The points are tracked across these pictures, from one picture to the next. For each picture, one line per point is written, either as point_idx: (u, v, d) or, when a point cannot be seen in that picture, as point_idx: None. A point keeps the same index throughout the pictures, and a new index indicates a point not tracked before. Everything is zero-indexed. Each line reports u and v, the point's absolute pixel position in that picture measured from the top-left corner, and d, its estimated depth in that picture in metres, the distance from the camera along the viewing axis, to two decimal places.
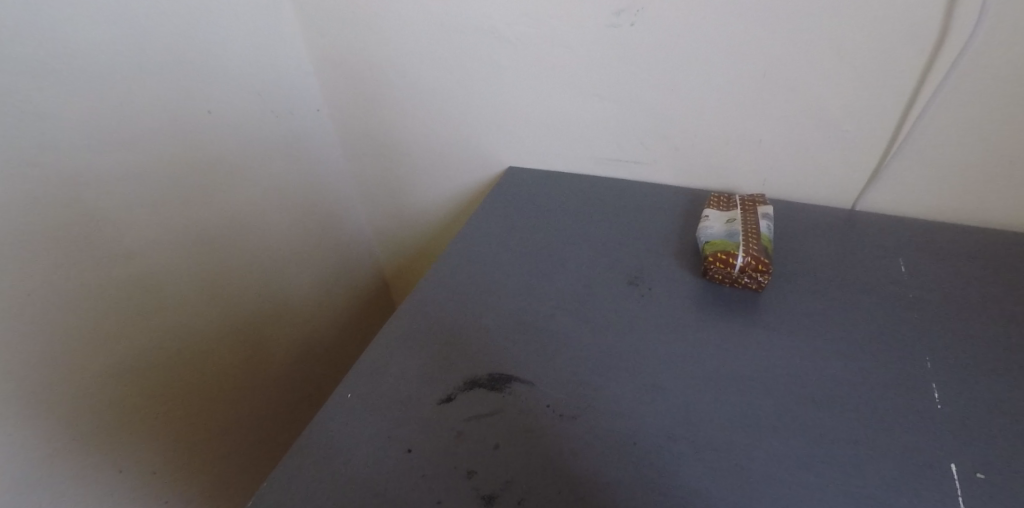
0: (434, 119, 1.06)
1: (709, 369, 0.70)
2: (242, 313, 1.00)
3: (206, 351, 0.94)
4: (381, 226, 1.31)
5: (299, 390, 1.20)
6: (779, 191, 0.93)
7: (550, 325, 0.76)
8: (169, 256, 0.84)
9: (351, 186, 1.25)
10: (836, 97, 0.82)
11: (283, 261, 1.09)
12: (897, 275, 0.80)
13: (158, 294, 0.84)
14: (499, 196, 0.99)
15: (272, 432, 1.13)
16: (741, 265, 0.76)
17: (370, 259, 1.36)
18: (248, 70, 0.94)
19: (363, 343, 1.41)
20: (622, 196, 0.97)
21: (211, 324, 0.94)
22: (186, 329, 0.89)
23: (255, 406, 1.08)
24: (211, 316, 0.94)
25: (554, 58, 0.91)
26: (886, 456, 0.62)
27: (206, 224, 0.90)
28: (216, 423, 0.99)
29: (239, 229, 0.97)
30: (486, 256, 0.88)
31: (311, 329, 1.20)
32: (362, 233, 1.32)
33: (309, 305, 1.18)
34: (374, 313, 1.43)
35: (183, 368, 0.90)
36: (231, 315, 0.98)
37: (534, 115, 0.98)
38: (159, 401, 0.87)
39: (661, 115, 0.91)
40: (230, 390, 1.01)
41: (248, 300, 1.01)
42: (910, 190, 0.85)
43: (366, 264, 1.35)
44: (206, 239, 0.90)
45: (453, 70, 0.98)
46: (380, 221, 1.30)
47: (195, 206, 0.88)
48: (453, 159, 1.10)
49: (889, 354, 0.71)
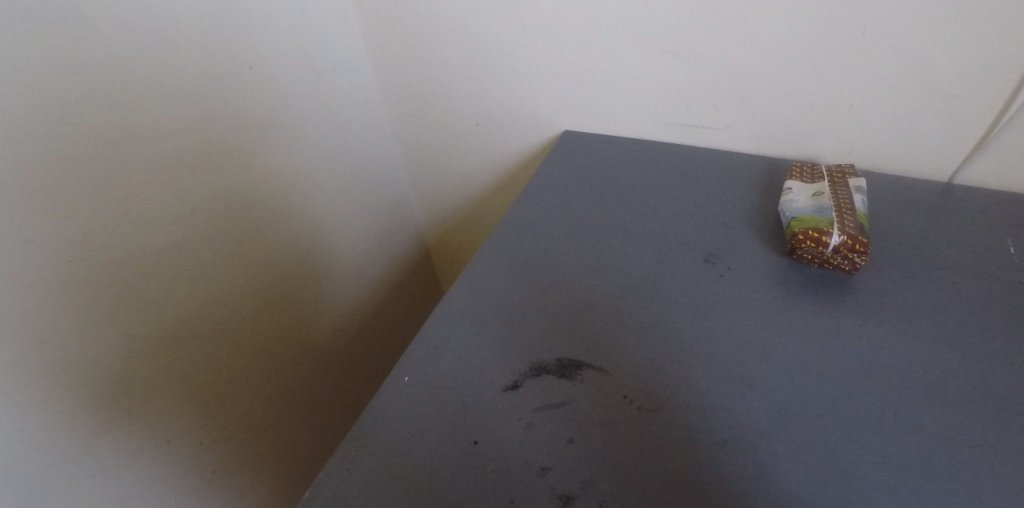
0: (487, 78, 0.98)
1: (800, 358, 0.64)
2: (285, 281, 0.96)
3: (251, 322, 0.90)
4: (424, 192, 1.25)
5: (344, 361, 1.16)
6: (866, 161, 0.85)
7: (619, 306, 0.70)
8: (211, 220, 0.79)
9: (397, 151, 1.18)
10: (947, 57, 0.72)
11: (329, 230, 1.04)
12: (1005, 257, 0.72)
13: (201, 262, 0.79)
14: (557, 163, 0.92)
15: (322, 406, 1.10)
16: (835, 244, 0.69)
17: (413, 227, 1.30)
18: (289, 21, 0.86)
19: (409, 316, 1.37)
20: (691, 165, 0.89)
21: (253, 292, 0.89)
22: (228, 297, 0.85)
23: (300, 376, 1.03)
24: (255, 285, 0.89)
25: (625, 10, 0.82)
26: (1010, 460, 0.55)
27: (249, 189, 0.85)
28: (264, 396, 0.96)
29: (284, 195, 0.92)
30: (545, 228, 0.81)
31: (358, 301, 1.16)
32: (407, 201, 1.26)
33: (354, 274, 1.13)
34: (419, 285, 1.39)
35: (227, 338, 0.86)
36: (274, 284, 0.93)
37: (599, 75, 0.90)
38: (204, 370, 0.83)
39: (741, 76, 0.82)
40: (275, 359, 0.96)
41: (292, 268, 0.96)
42: (1021, 164, 0.76)
43: (411, 234, 1.30)
44: (248, 204, 0.85)
45: (509, 23, 0.89)
46: (425, 189, 1.24)
47: (237, 167, 0.82)
48: (505, 123, 1.03)
49: (1003, 345, 0.64)
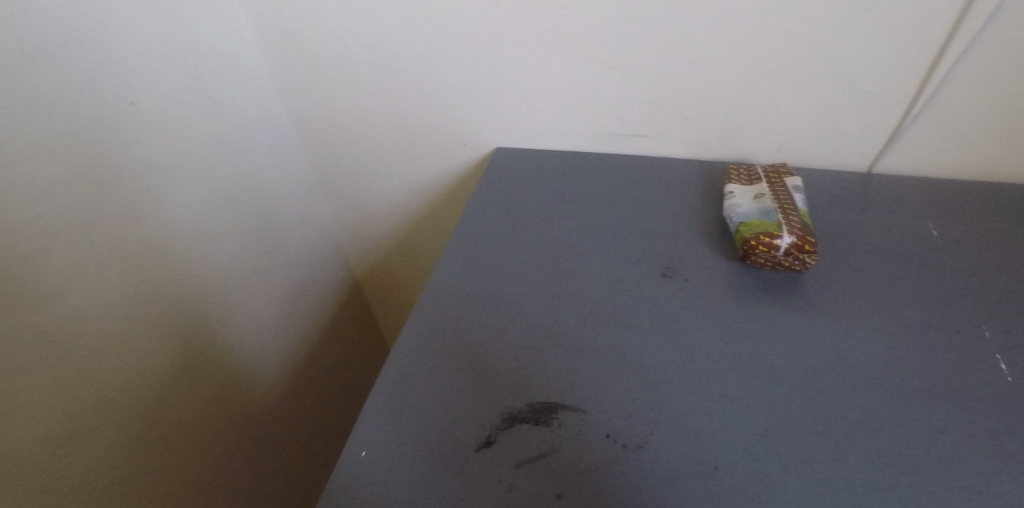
0: (408, 98, 0.91)
1: (772, 366, 0.63)
2: (200, 343, 0.84)
3: (162, 396, 0.78)
4: (347, 223, 1.15)
5: (276, 419, 1.05)
6: (795, 158, 0.87)
7: (585, 335, 0.66)
8: (101, 289, 0.67)
9: (313, 182, 1.08)
10: (862, 56, 0.74)
11: (244, 279, 0.92)
12: (932, 240, 0.76)
13: (91, 341, 0.67)
14: (495, 186, 0.87)
15: (253, 475, 0.98)
16: (785, 246, 0.69)
17: (338, 261, 1.20)
18: (173, 49, 0.75)
19: (343, 355, 1.26)
20: (631, 175, 0.87)
21: (162, 363, 0.77)
22: (131, 373, 0.73)
23: (227, 446, 0.92)
24: (164, 355, 0.77)
25: (550, 22, 0.78)
26: (976, 442, 0.57)
27: (144, 246, 0.73)
28: (186, 478, 0.83)
29: (188, 249, 0.80)
30: (494, 260, 0.77)
31: (285, 349, 1.05)
32: (330, 234, 1.16)
33: (278, 323, 1.02)
34: (350, 321, 1.28)
35: (134, 421, 0.74)
36: (187, 349, 0.82)
37: (530, 89, 0.86)
38: (108, 463, 0.71)
39: (671, 83, 0.81)
40: (195, 434, 0.84)
41: (206, 328, 0.85)
42: (931, 149, 0.81)
43: (337, 268, 1.20)
44: (146, 263, 0.73)
45: (428, 39, 0.83)
46: (348, 218, 1.14)
47: (128, 223, 0.70)
48: (432, 144, 0.96)
49: (947, 326, 0.66)
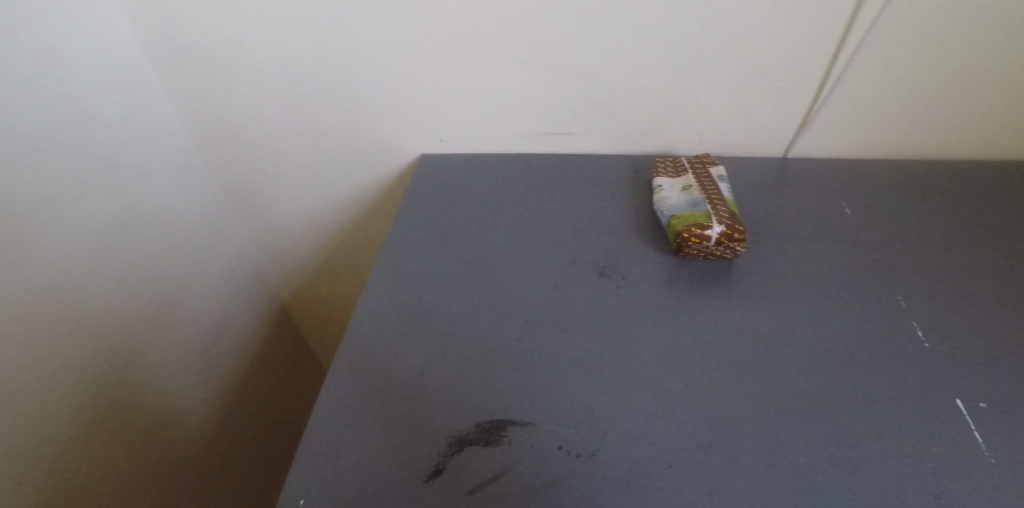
0: (322, 106, 0.85)
1: (713, 357, 0.64)
2: (102, 397, 0.75)
3: (66, 455, 0.70)
4: (267, 245, 1.08)
5: (201, 465, 0.96)
6: (716, 148, 0.88)
7: (528, 345, 0.65)
8: None
9: (225, 204, 1.00)
10: (771, 45, 0.77)
11: (152, 316, 0.84)
12: (847, 218, 0.80)
13: None
14: (422, 195, 0.84)
15: None
16: (716, 236, 0.70)
17: (260, 286, 1.12)
18: (42, 67, 0.66)
19: (275, 384, 1.19)
20: (560, 174, 0.86)
21: (56, 425, 0.69)
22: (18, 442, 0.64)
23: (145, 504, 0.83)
24: (65, 408, 0.70)
25: (467, 20, 0.75)
26: (905, 410, 0.60)
27: (20, 297, 0.64)
28: None
29: (84, 286, 0.73)
30: (427, 275, 0.73)
31: (209, 386, 0.97)
32: (249, 258, 1.08)
33: (194, 363, 0.94)
34: (281, 348, 1.21)
35: (26, 496, 0.65)
36: (86, 406, 0.73)
37: (451, 91, 0.82)
38: None
39: (594, 79, 0.81)
40: (105, 497, 0.76)
41: (107, 379, 0.76)
42: (838, 132, 0.85)
43: (260, 294, 1.12)
44: (23, 316, 0.65)
45: (338, 43, 0.78)
46: (266, 240, 1.06)
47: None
48: (351, 155, 0.91)
49: (868, 301, 0.70)
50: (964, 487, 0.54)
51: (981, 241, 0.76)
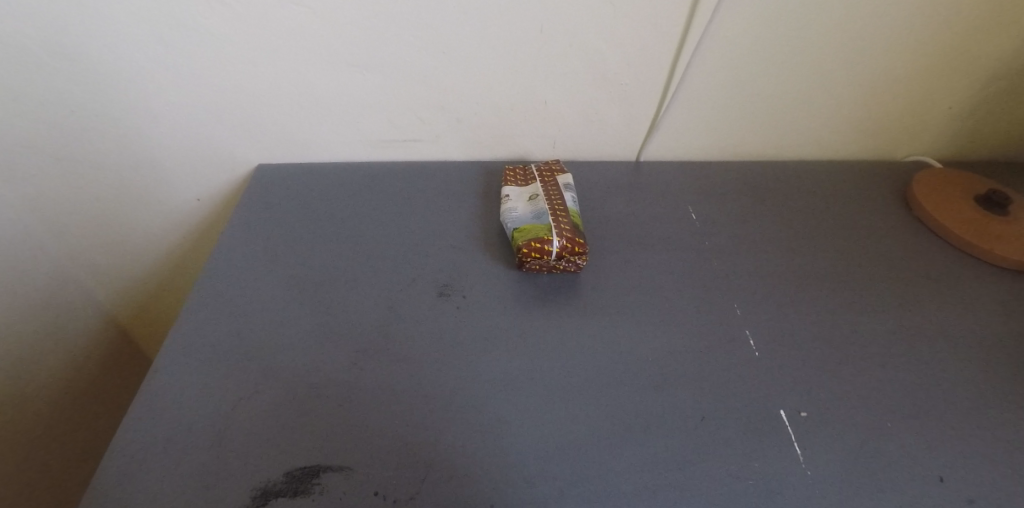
0: (133, 116, 0.74)
1: (548, 379, 0.62)
2: None
3: None
4: (98, 270, 0.91)
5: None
6: (570, 153, 0.87)
7: (355, 378, 0.60)
8: None
9: (32, 220, 0.82)
10: (615, 50, 0.75)
11: None
12: (691, 223, 0.81)
13: None
14: (253, 211, 0.76)
15: None
16: (557, 250, 0.68)
17: (94, 314, 0.96)
18: None
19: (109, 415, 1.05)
20: (407, 185, 0.81)
21: None
22: None
23: None
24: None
25: (290, 21, 0.68)
26: (727, 420, 0.61)
27: None
28: None
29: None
30: (250, 300, 0.67)
31: (8, 433, 0.83)
32: (70, 280, 0.90)
33: None
34: (121, 374, 1.05)
35: None
36: None
37: (282, 97, 0.75)
38: None
39: (437, 84, 0.76)
40: None
41: None
42: (684, 135, 0.86)
43: (87, 319, 0.95)
44: None
45: (141, 44, 0.68)
46: (95, 264, 0.91)
47: None
48: (176, 170, 0.80)
49: (704, 309, 0.71)
50: (773, 495, 0.56)
51: (811, 242, 0.80)
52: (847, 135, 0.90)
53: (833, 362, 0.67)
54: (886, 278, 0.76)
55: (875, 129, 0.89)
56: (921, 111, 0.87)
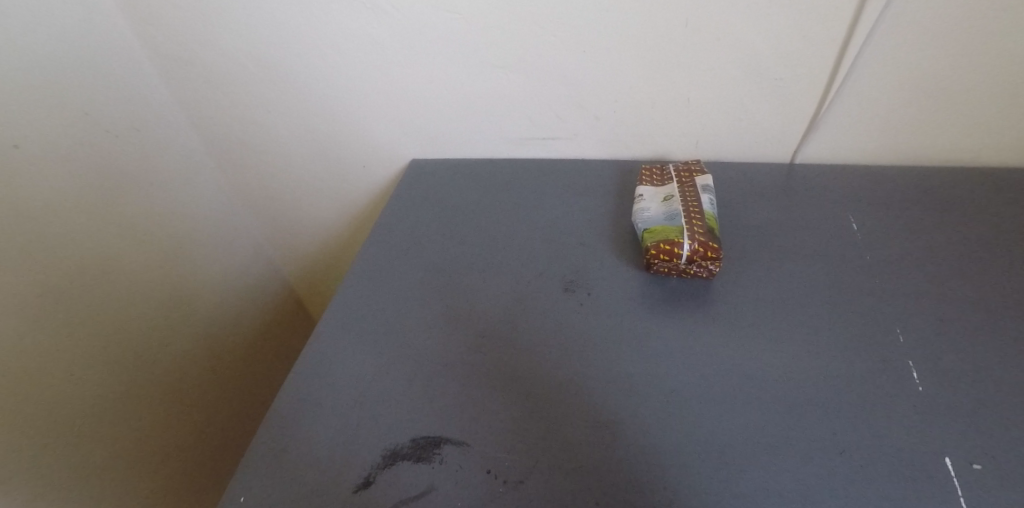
0: (313, 113, 0.86)
1: (668, 385, 0.61)
2: (126, 367, 0.83)
3: (107, 408, 0.80)
4: (282, 243, 1.10)
5: (221, 431, 1.03)
6: (714, 153, 0.83)
7: (479, 362, 0.64)
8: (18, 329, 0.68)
9: (236, 198, 1.02)
10: (769, 44, 0.70)
11: (167, 293, 0.90)
12: (851, 234, 0.73)
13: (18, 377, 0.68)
14: (404, 199, 0.84)
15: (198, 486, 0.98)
16: (687, 253, 0.66)
17: (279, 280, 1.16)
18: (59, 82, 0.72)
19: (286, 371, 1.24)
20: (543, 181, 0.84)
21: (94, 391, 0.78)
22: (63, 403, 0.74)
23: (167, 464, 0.90)
24: (83, 394, 0.76)
25: (443, 26, 0.74)
26: (873, 460, 0.55)
27: (47, 288, 0.72)
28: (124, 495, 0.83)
29: (104, 277, 0.80)
30: (396, 280, 0.74)
31: (221, 361, 1.03)
32: (257, 251, 1.09)
33: (210, 344, 1.01)
34: (292, 337, 1.24)
35: (75, 440, 0.75)
36: (113, 376, 0.81)
37: (434, 97, 0.82)
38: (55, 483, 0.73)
39: (576, 84, 0.77)
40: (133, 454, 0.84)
41: (127, 355, 0.83)
42: (849, 135, 0.77)
43: (269, 288, 1.14)
44: (57, 301, 0.73)
45: (324, 54, 0.79)
46: (280, 238, 1.09)
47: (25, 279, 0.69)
48: (343, 159, 0.91)
49: (857, 330, 0.64)
50: None
51: (1009, 263, 0.67)
52: None
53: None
54: None
55: None
56: None
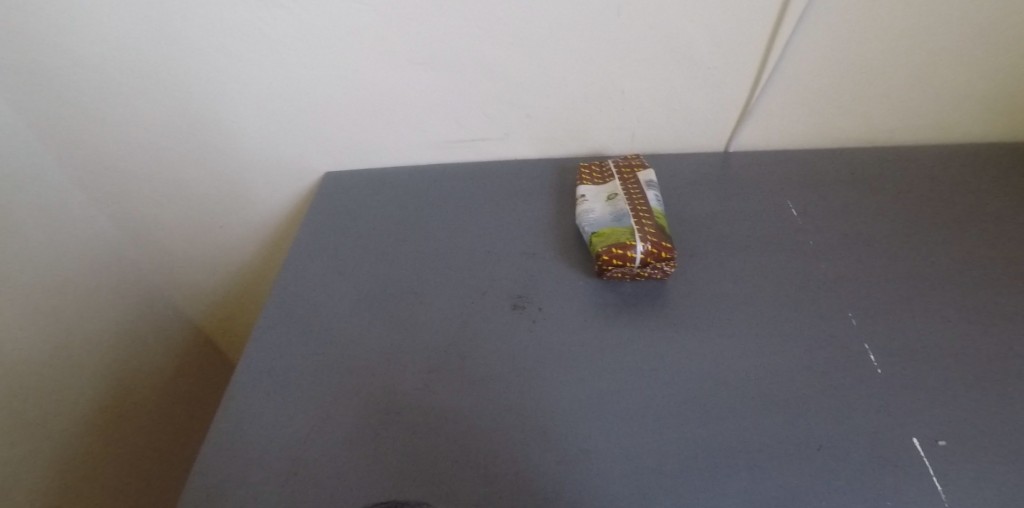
0: (205, 128, 0.74)
1: (637, 401, 0.56)
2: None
3: None
4: (180, 278, 0.94)
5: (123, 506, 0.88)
6: (651, 145, 0.80)
7: (429, 403, 0.57)
8: None
9: (122, 238, 0.87)
10: (701, 31, 0.67)
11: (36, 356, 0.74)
12: (792, 219, 0.72)
13: None
14: (322, 218, 0.76)
15: None
16: (641, 256, 0.62)
17: (182, 320, 1.00)
18: None
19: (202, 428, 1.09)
20: (477, 187, 0.78)
21: None
22: None
23: None
24: None
25: (350, 20, 0.65)
26: (851, 453, 0.52)
27: None
28: None
29: None
30: (323, 318, 0.65)
31: (116, 424, 0.88)
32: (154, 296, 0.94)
33: (100, 406, 0.84)
34: (207, 389, 1.10)
35: None
36: None
37: (346, 102, 0.73)
38: None
39: (504, 79, 0.71)
40: None
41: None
42: (780, 121, 0.77)
43: (172, 337, 0.99)
44: None
45: (208, 58, 0.67)
46: (178, 274, 0.93)
47: None
48: (246, 180, 0.80)
49: (814, 318, 0.62)
50: None
51: (938, 236, 0.69)
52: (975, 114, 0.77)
53: (981, 378, 0.56)
54: None
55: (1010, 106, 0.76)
56: None
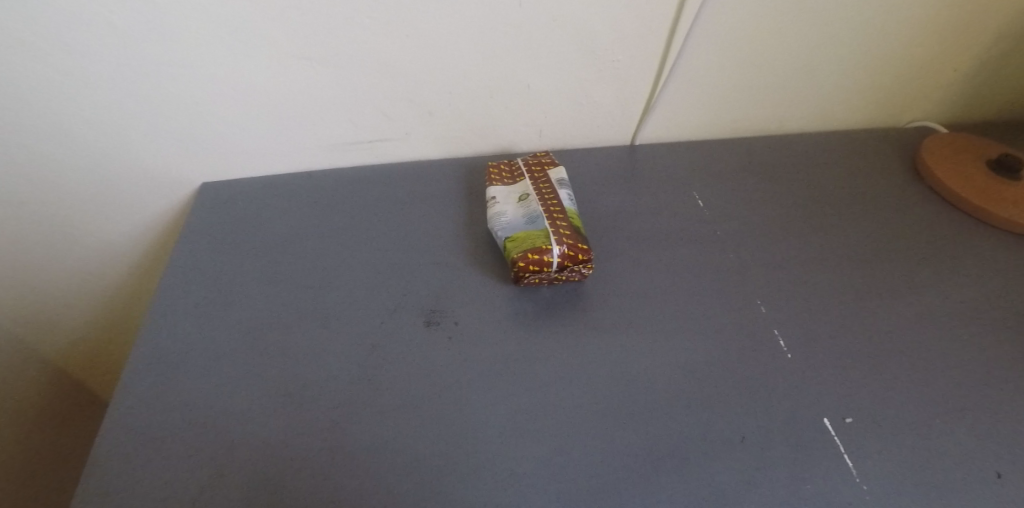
0: (45, 135, 0.62)
1: (564, 413, 0.53)
2: None
3: None
4: (35, 314, 0.78)
5: None
6: (559, 141, 0.78)
7: (337, 441, 0.51)
8: None
9: None
10: (605, 24, 0.65)
11: None
12: (699, 211, 0.73)
13: None
14: (199, 236, 0.67)
15: None
16: (558, 260, 0.59)
17: (42, 362, 0.83)
18: None
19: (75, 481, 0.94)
20: (378, 192, 0.72)
21: None
22: None
23: None
24: None
25: (217, 8, 0.57)
26: (773, 441, 0.53)
27: None
28: None
29: None
30: (208, 353, 0.57)
31: None
32: (6, 345, 0.77)
33: None
34: (79, 436, 0.94)
35: None
36: None
37: (222, 103, 0.64)
38: None
39: (403, 76, 0.65)
40: None
41: None
42: (682, 113, 0.78)
43: (31, 388, 0.82)
44: None
45: (41, 51, 0.57)
46: (29, 310, 0.77)
47: None
48: (102, 196, 0.69)
49: (727, 308, 0.63)
50: None
51: (828, 222, 0.73)
52: (849, 102, 0.83)
53: (876, 355, 0.60)
54: (911, 255, 0.70)
55: (878, 94, 0.83)
56: (933, 70, 0.81)
